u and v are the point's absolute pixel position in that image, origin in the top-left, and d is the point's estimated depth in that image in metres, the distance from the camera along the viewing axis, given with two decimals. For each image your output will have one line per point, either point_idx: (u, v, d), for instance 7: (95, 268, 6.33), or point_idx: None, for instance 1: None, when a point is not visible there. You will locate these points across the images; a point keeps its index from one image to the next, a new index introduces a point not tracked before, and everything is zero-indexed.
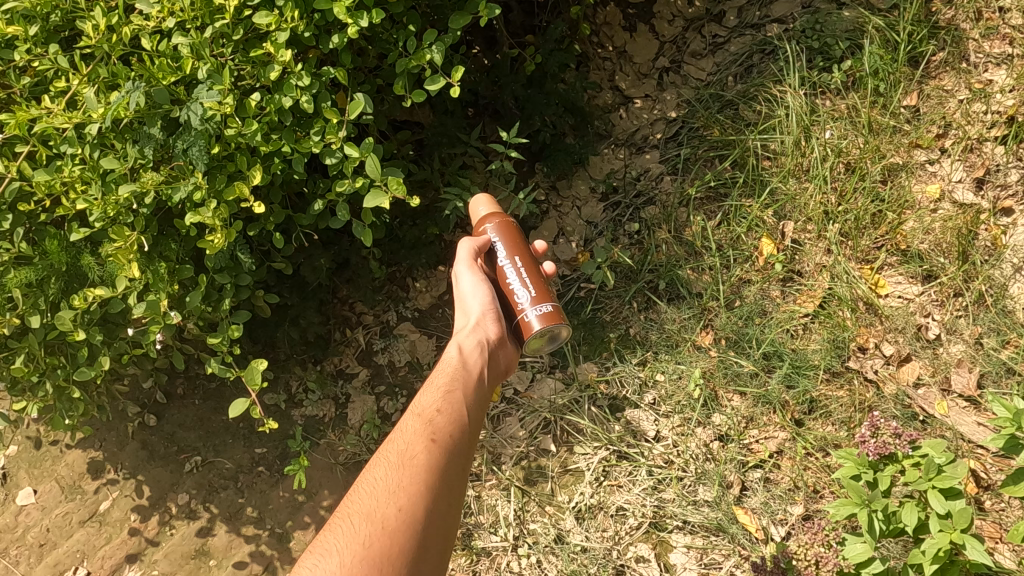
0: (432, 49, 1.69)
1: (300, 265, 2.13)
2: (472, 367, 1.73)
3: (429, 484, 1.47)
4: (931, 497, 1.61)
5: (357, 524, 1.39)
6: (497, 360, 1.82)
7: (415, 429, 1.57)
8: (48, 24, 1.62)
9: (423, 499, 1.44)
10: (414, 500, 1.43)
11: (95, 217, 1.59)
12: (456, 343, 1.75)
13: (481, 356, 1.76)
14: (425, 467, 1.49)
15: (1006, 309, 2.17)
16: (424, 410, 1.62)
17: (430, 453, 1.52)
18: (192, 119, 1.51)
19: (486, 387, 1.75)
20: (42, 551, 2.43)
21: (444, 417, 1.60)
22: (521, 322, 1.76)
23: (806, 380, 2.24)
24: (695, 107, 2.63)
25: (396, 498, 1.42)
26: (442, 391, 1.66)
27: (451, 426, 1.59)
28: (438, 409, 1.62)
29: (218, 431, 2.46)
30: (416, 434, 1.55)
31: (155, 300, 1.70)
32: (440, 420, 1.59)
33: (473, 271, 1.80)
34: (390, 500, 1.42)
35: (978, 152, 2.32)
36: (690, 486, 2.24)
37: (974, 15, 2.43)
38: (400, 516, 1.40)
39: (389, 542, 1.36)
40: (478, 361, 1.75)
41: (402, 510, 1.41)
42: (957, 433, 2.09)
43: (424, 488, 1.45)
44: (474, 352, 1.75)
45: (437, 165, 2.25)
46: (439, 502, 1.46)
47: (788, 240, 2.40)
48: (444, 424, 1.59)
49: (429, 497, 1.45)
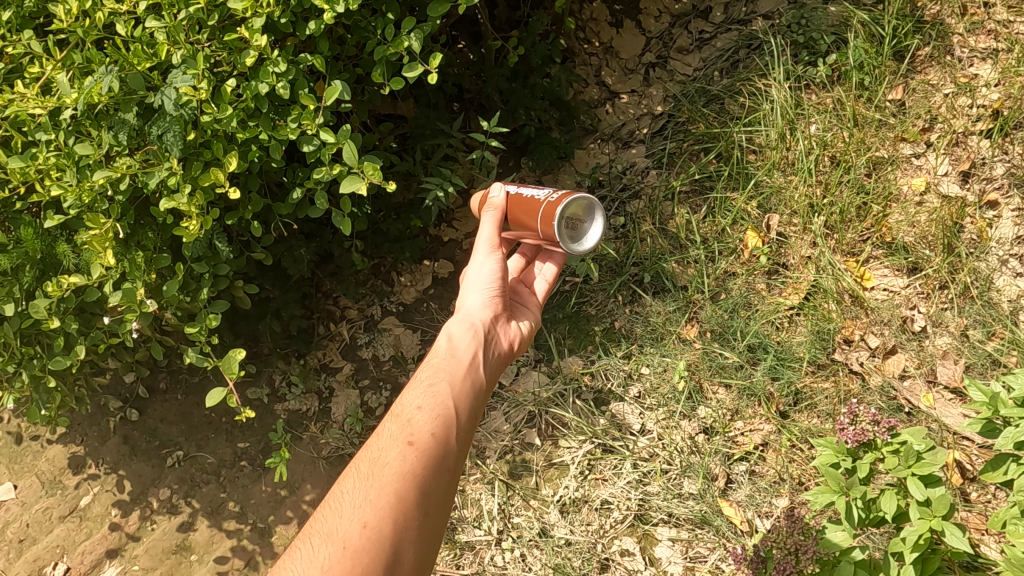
0: (410, 37, 1.68)
1: (281, 256, 2.12)
2: (462, 357, 1.52)
3: (404, 494, 1.26)
4: (910, 484, 1.60)
5: (316, 547, 1.20)
6: (496, 342, 1.63)
7: (391, 432, 1.36)
8: (23, 10, 1.64)
9: (393, 513, 1.23)
10: (382, 515, 1.22)
11: (69, 204, 1.59)
12: (445, 332, 1.57)
13: (473, 342, 1.56)
14: (398, 476, 1.28)
15: (991, 301, 2.16)
16: (403, 409, 1.41)
17: (406, 459, 1.31)
18: (167, 104, 1.49)
19: (483, 376, 1.53)
20: (21, 547, 2.41)
21: (425, 416, 1.38)
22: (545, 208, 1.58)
23: (791, 372, 2.23)
24: (681, 101, 2.62)
25: (361, 513, 1.22)
26: (425, 387, 1.45)
27: (434, 426, 1.37)
28: (420, 407, 1.40)
29: (201, 426, 2.45)
30: (391, 439, 1.34)
31: (131, 288, 1.71)
32: (422, 421, 1.37)
33: (493, 250, 1.70)
34: (353, 516, 1.22)
35: (964, 146, 2.31)
36: (675, 479, 2.23)
37: (959, 10, 2.41)
38: (364, 535, 1.19)
39: (350, 566, 1.16)
40: (468, 348, 1.54)
41: (366, 528, 1.20)
42: (942, 425, 2.08)
43: (396, 500, 1.25)
44: (466, 339, 1.56)
45: (419, 157, 2.25)
46: (413, 517, 1.24)
47: (773, 233, 2.39)
48: (427, 425, 1.36)
49: (401, 508, 1.24)
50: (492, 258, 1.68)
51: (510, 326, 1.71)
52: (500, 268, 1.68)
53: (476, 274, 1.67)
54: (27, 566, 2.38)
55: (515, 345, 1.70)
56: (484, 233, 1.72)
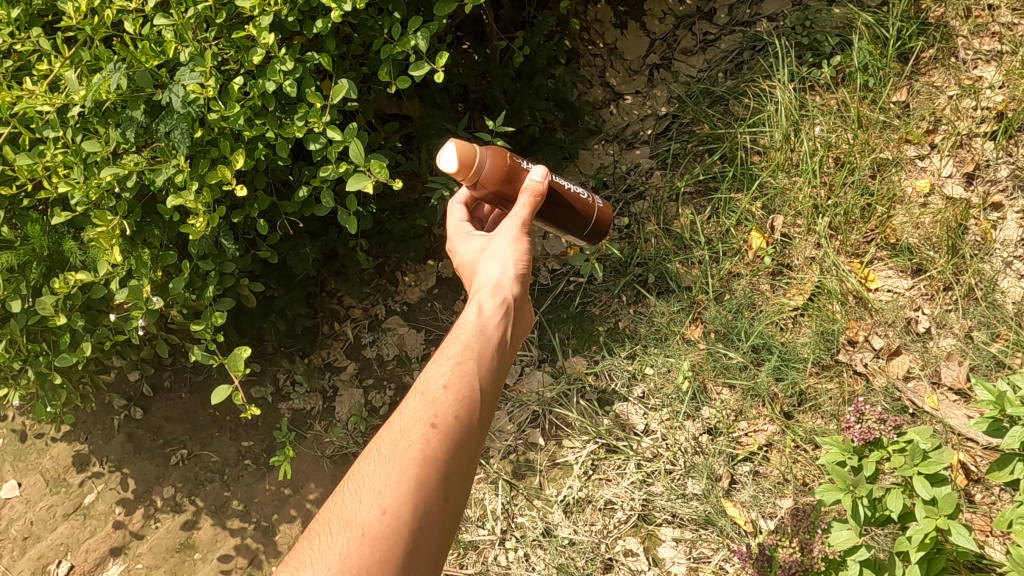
0: (417, 35, 1.69)
1: (287, 255, 2.13)
2: (491, 334, 1.45)
3: (426, 479, 1.21)
4: (916, 483, 1.58)
5: (335, 534, 1.18)
6: (520, 317, 1.57)
7: (414, 413, 1.31)
8: (31, 8, 1.65)
9: (415, 498, 1.19)
10: (403, 502, 1.18)
11: (76, 201, 1.59)
12: (475, 306, 1.49)
13: (502, 318, 1.49)
14: (420, 460, 1.23)
15: (996, 302, 2.16)
16: (427, 389, 1.35)
17: (429, 443, 1.25)
18: (174, 101, 1.51)
19: (509, 355, 1.48)
20: (25, 544, 2.42)
21: (450, 397, 1.32)
22: (599, 219, 1.81)
23: (795, 373, 2.23)
24: (685, 102, 2.62)
25: (380, 499, 1.19)
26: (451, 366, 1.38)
27: (458, 408, 1.31)
28: (445, 387, 1.34)
29: (205, 425, 2.45)
30: (414, 420, 1.28)
31: (137, 285, 1.71)
32: (449, 403, 1.31)
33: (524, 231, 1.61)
34: (373, 502, 1.19)
35: (968, 148, 2.31)
36: (679, 479, 2.23)
37: (964, 12, 2.41)
38: (383, 521, 1.16)
39: (368, 553, 1.13)
40: (499, 325, 1.47)
41: (386, 512, 1.17)
42: (947, 426, 2.07)
43: (416, 486, 1.20)
44: (496, 315, 1.48)
45: (424, 157, 2.25)
46: (434, 502, 1.20)
47: (777, 233, 2.39)
48: (451, 406, 1.30)
49: (421, 494, 1.20)
50: (523, 239, 1.60)
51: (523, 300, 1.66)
52: (530, 248, 1.60)
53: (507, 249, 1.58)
54: (31, 564, 2.39)
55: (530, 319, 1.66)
56: (517, 212, 1.59)
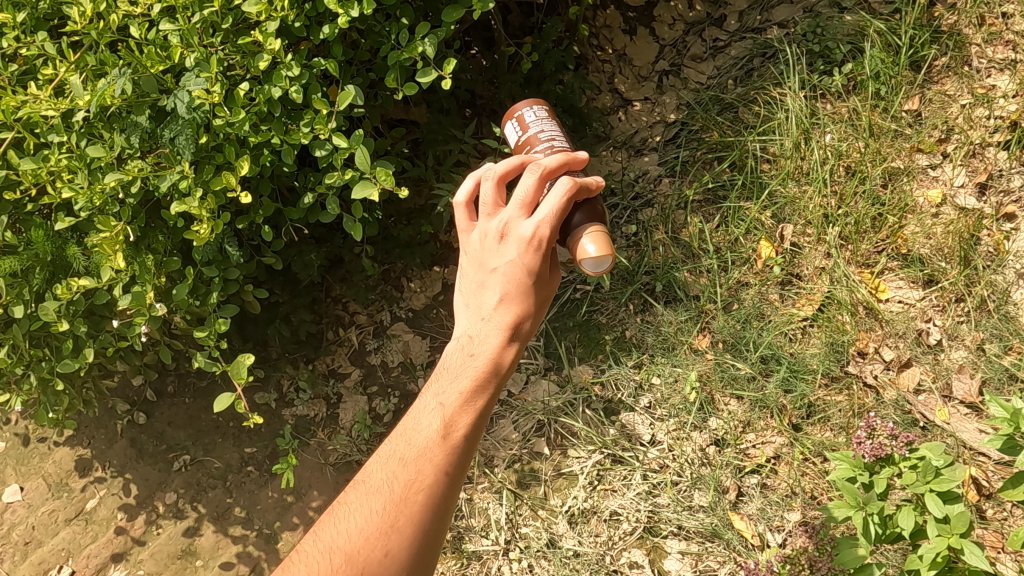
0: (425, 41, 1.68)
1: (292, 261, 2.12)
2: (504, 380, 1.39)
3: (429, 525, 1.24)
4: (929, 500, 1.54)
5: (334, 566, 1.20)
6: None
7: (428, 452, 1.28)
8: (37, 12, 1.65)
9: (418, 544, 1.23)
10: (406, 549, 1.22)
11: (80, 207, 1.59)
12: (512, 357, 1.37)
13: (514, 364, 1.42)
14: (427, 507, 1.24)
15: (1009, 315, 2.12)
16: (446, 430, 1.30)
17: (439, 489, 1.26)
18: (180, 106, 1.49)
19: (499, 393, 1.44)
20: (27, 549, 2.41)
21: (468, 444, 1.31)
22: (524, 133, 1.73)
23: (804, 385, 2.20)
24: (694, 109, 2.59)
25: (384, 541, 1.21)
26: (470, 408, 1.32)
27: (471, 453, 1.31)
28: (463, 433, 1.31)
29: (208, 431, 2.44)
30: (429, 462, 1.27)
31: (140, 291, 1.70)
32: (464, 449, 1.30)
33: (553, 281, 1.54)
34: (376, 542, 1.21)
35: (981, 157, 2.28)
36: (686, 491, 2.20)
37: (977, 20, 2.38)
38: (384, 564, 1.20)
39: None
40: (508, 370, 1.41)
41: (388, 556, 1.20)
42: (958, 440, 2.04)
43: (419, 531, 1.23)
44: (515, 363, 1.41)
45: (431, 163, 2.24)
46: (431, 548, 1.25)
47: (787, 243, 2.36)
48: (465, 454, 1.30)
49: (423, 539, 1.24)
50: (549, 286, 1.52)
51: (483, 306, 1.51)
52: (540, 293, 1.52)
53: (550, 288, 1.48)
54: (32, 568, 2.38)
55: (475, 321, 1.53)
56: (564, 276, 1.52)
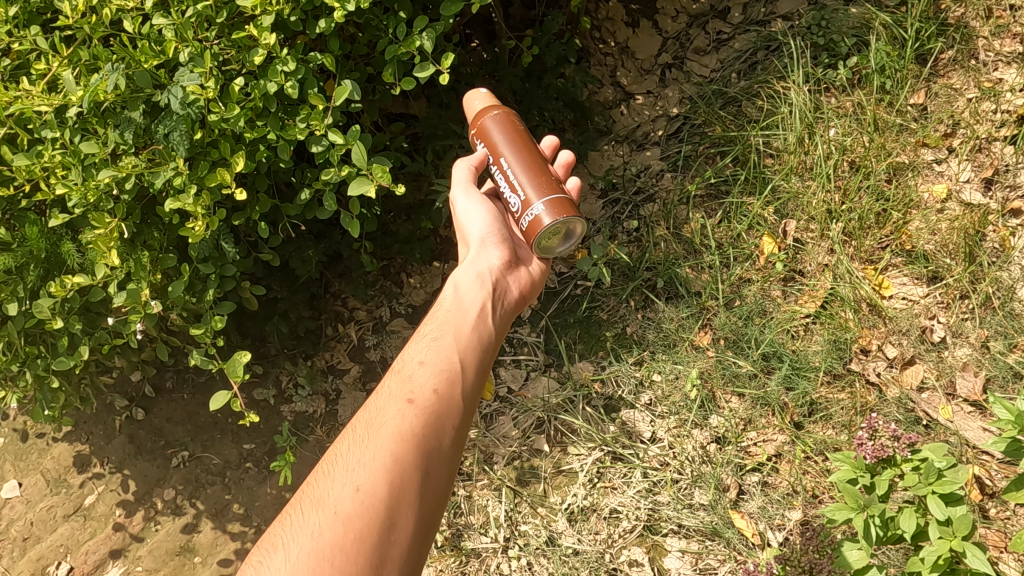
0: (422, 36, 1.65)
1: (289, 257, 2.10)
2: (467, 309, 1.63)
3: (401, 451, 1.33)
4: (931, 502, 1.51)
5: (309, 513, 1.28)
6: (506, 286, 1.75)
7: (390, 390, 1.45)
8: (29, 6, 1.64)
9: (387, 471, 1.30)
10: (377, 480, 1.29)
11: (74, 203, 1.57)
12: (451, 284, 1.70)
13: (478, 294, 1.67)
14: (394, 434, 1.36)
15: (1014, 311, 2.10)
16: (406, 366, 1.50)
17: (403, 416, 1.39)
18: (173, 102, 1.49)
19: (487, 328, 1.63)
20: (25, 545, 2.40)
21: (426, 369, 1.48)
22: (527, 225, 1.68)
23: (806, 382, 2.18)
24: (697, 103, 2.56)
25: (353, 478, 1.30)
26: (429, 342, 1.55)
27: (435, 383, 1.45)
28: (421, 362, 1.50)
29: (207, 427, 2.44)
30: (389, 398, 1.43)
31: (135, 288, 1.69)
32: (422, 374, 1.47)
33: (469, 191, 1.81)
34: (347, 481, 1.30)
35: (987, 152, 2.25)
36: (686, 489, 2.18)
37: (984, 13, 2.35)
38: (355, 498, 1.27)
39: (342, 529, 1.23)
40: (476, 299, 1.66)
41: (360, 490, 1.28)
42: (962, 439, 2.02)
43: (389, 460, 1.32)
44: (468, 287, 1.68)
45: (430, 158, 2.21)
46: (408, 476, 1.31)
47: (789, 239, 2.34)
48: (426, 380, 1.45)
49: (394, 466, 1.31)
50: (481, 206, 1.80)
51: (519, 272, 1.81)
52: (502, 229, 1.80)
53: (475, 216, 1.79)
54: (30, 565, 2.38)
55: (525, 293, 1.80)
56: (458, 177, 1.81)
